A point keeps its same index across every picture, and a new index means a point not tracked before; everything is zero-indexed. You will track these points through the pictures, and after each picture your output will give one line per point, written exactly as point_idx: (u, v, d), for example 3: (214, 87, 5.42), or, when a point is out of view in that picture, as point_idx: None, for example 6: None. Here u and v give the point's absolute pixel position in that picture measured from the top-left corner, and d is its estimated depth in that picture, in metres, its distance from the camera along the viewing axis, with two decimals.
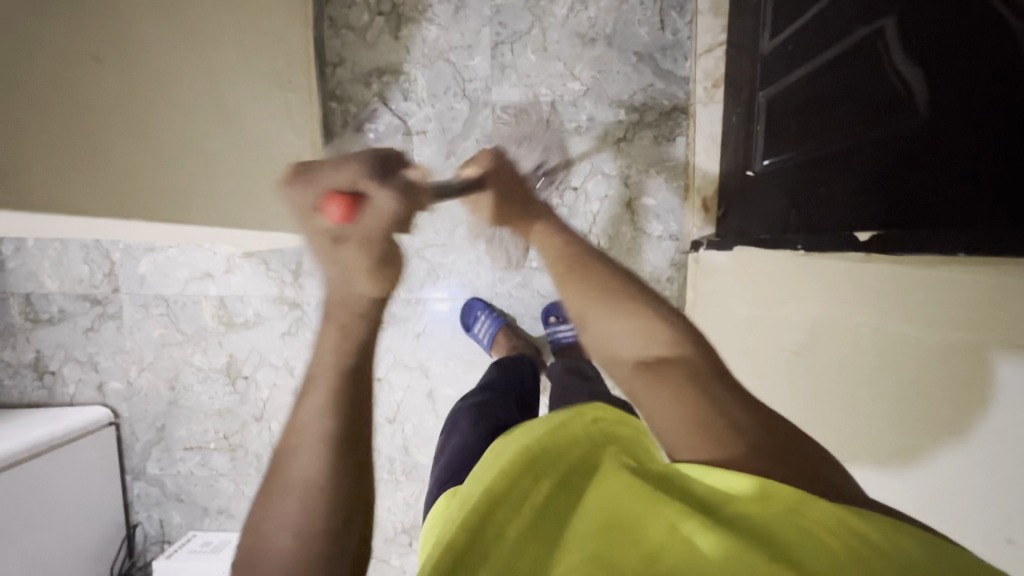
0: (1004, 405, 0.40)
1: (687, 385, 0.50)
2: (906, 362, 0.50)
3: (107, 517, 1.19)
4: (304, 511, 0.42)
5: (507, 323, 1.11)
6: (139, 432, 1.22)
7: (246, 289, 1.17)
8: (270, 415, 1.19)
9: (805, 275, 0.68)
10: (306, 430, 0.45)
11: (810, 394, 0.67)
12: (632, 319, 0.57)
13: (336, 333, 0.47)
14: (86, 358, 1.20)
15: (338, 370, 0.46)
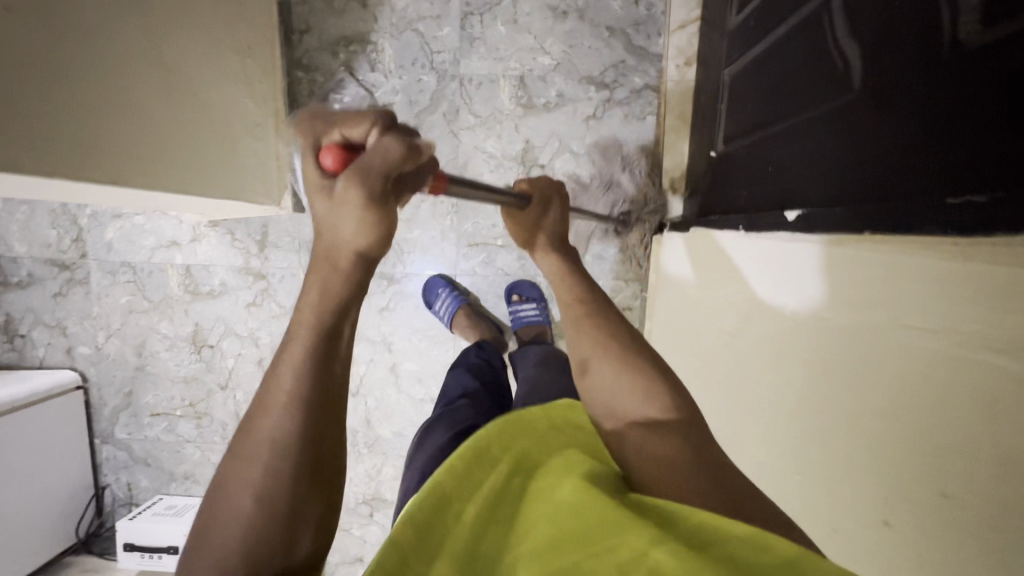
0: (889, 384, 0.40)
1: (685, 450, 0.43)
2: (813, 342, 0.50)
3: (74, 479, 1.21)
4: (269, 477, 0.37)
5: (468, 301, 1.10)
6: (107, 397, 1.23)
7: (212, 259, 1.17)
8: (235, 384, 1.20)
9: (742, 255, 0.69)
10: (279, 389, 0.38)
11: (738, 377, 0.67)
12: (647, 377, 0.48)
13: (315, 285, 0.39)
14: (55, 322, 1.22)
15: (318, 329, 0.39)
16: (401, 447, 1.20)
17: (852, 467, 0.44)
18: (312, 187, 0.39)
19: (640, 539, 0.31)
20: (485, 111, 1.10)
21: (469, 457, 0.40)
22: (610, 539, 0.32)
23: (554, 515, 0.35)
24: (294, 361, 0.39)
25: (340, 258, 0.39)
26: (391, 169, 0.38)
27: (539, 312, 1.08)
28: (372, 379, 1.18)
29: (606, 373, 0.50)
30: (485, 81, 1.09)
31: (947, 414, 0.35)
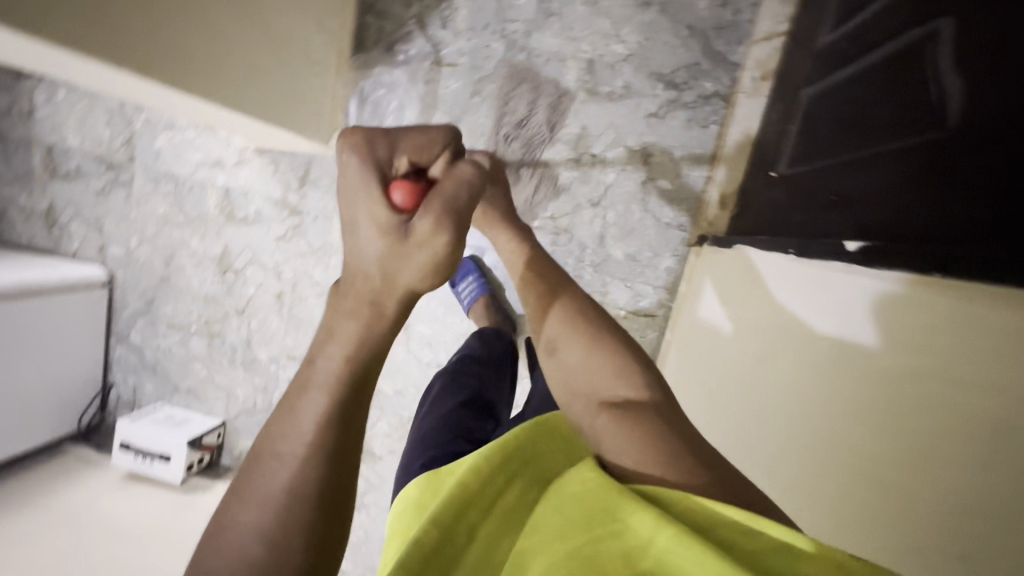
0: (934, 425, 0.43)
1: (653, 423, 0.54)
2: (857, 377, 0.53)
3: (84, 371, 1.25)
4: (279, 526, 0.35)
5: (490, 291, 1.11)
6: (129, 300, 1.26)
7: (252, 186, 1.18)
8: (252, 312, 1.22)
9: (785, 278, 0.70)
10: (296, 435, 0.37)
11: (765, 407, 0.69)
12: (610, 359, 0.62)
13: (354, 324, 0.37)
14: (93, 219, 1.24)
15: (348, 371, 0.37)
16: (399, 406, 1.20)
17: (880, 508, 0.47)
18: (376, 214, 0.38)
19: (648, 521, 0.38)
20: (547, 90, 1.08)
21: (494, 463, 0.46)
22: (620, 523, 0.39)
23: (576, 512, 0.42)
24: (316, 408, 0.37)
25: (390, 291, 0.38)
26: (471, 200, 0.40)
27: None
28: None
29: (576, 353, 0.64)
30: (552, 60, 1.07)
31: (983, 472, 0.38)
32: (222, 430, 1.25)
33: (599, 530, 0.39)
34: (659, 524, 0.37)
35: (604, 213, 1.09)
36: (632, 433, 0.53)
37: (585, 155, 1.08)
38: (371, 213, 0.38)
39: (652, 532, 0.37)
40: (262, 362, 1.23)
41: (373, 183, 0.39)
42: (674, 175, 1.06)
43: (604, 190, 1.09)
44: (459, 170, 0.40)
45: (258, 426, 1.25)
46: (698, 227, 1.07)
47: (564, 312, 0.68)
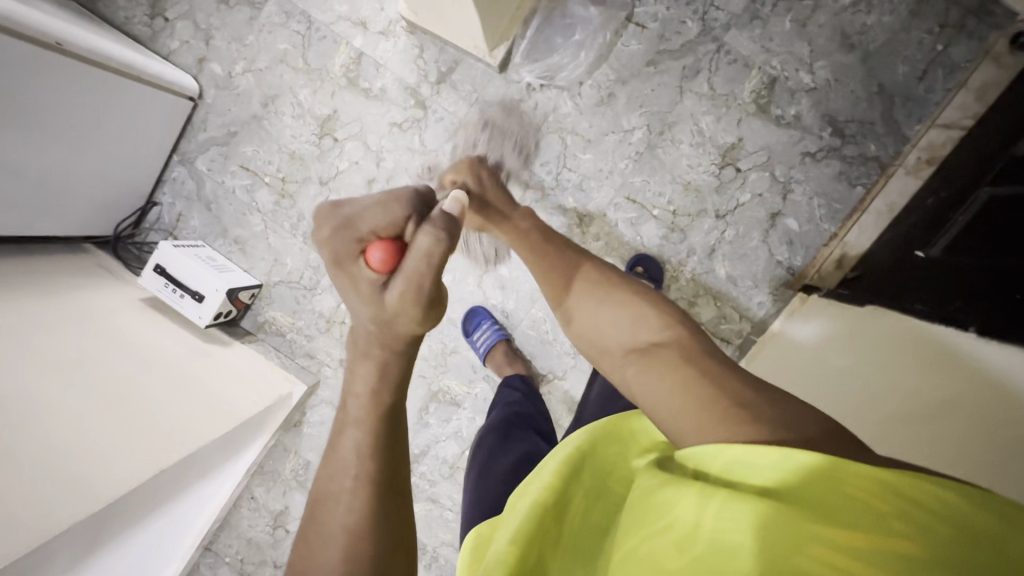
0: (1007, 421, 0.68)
1: (676, 360, 0.56)
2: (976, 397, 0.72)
3: (136, 179, 1.15)
4: (353, 546, 0.45)
5: (507, 339, 1.12)
6: (210, 125, 1.17)
7: (388, 61, 1.10)
8: (335, 187, 1.15)
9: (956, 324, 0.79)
10: (344, 469, 0.47)
11: (899, 387, 0.76)
12: (620, 308, 0.66)
13: (371, 369, 0.47)
14: (204, 27, 1.14)
15: (378, 410, 0.48)
16: (448, 336, 1.17)
17: None
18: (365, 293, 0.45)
19: (692, 500, 0.36)
20: (721, 89, 1.05)
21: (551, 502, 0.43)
22: (668, 512, 0.36)
23: (634, 509, 0.40)
24: (357, 446, 0.48)
25: (395, 343, 0.46)
26: (439, 265, 0.44)
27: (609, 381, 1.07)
28: (461, 260, 1.15)
29: (591, 308, 0.68)
30: (739, 62, 1.04)
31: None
32: (257, 292, 1.18)
33: (653, 524, 0.37)
34: (702, 501, 0.35)
35: (724, 228, 1.08)
36: (656, 373, 0.55)
37: (730, 166, 1.06)
38: (356, 296, 0.45)
39: (698, 512, 0.35)
40: None
41: (354, 269, 0.45)
42: (804, 218, 1.06)
43: (734, 207, 1.07)
44: (419, 240, 0.44)
45: (296, 301, 1.19)
46: (804, 276, 1.07)
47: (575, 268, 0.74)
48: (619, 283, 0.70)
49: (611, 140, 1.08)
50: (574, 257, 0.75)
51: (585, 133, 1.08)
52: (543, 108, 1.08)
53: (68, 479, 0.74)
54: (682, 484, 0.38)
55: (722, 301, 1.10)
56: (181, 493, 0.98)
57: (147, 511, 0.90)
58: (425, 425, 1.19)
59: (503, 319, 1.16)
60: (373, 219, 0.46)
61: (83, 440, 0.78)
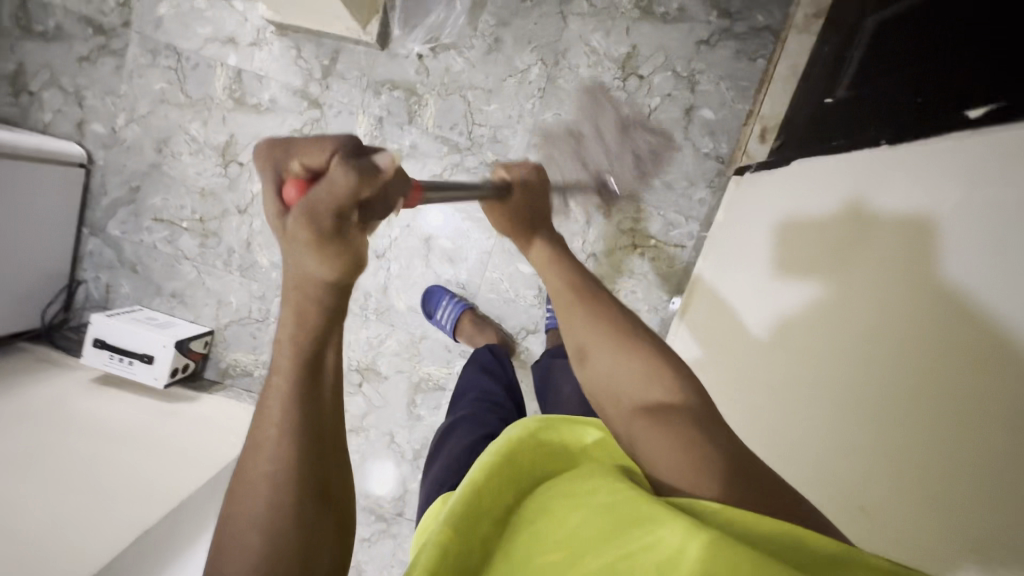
0: (882, 433, 0.54)
1: (687, 429, 0.46)
2: (875, 392, 0.56)
3: (50, 262, 1.09)
4: (274, 502, 0.37)
5: (471, 308, 1.10)
6: (110, 187, 1.12)
7: (269, 71, 1.07)
8: (255, 212, 1.11)
9: (900, 283, 0.58)
10: (268, 418, 0.39)
11: (782, 386, 0.72)
12: (640, 359, 0.53)
13: (290, 309, 0.39)
14: (72, 89, 1.09)
15: (299, 358, 0.40)
16: (414, 324, 1.15)
17: (854, 418, 0.58)
18: (276, 232, 0.37)
19: (684, 525, 0.31)
20: (601, 3, 1.04)
21: (505, 465, 0.43)
22: (654, 531, 0.32)
23: (613, 518, 0.35)
24: (283, 392, 0.40)
25: (313, 290, 0.38)
26: (345, 203, 0.35)
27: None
28: (403, 246, 1.13)
29: (606, 354, 0.55)
30: None
31: (890, 380, 0.55)
32: (209, 339, 1.15)
33: (628, 537, 0.33)
34: (692, 531, 0.30)
35: (646, 137, 1.08)
36: (668, 434, 0.45)
37: (632, 76, 1.06)
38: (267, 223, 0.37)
39: (684, 540, 0.30)
40: (263, 267, 1.13)
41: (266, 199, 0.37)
42: (717, 104, 1.06)
43: (648, 113, 1.07)
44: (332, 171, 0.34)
45: (252, 336, 1.16)
46: (734, 160, 1.08)
47: (573, 304, 0.61)
48: (626, 328, 0.57)
49: (512, 84, 1.07)
50: (601, 304, 0.60)
51: (484, 84, 1.07)
52: (436, 72, 1.06)
53: (64, 543, 0.73)
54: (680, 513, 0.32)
55: (666, 209, 1.10)
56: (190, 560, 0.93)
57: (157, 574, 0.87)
58: (418, 418, 1.17)
59: (461, 291, 1.14)
60: (304, 153, 0.37)
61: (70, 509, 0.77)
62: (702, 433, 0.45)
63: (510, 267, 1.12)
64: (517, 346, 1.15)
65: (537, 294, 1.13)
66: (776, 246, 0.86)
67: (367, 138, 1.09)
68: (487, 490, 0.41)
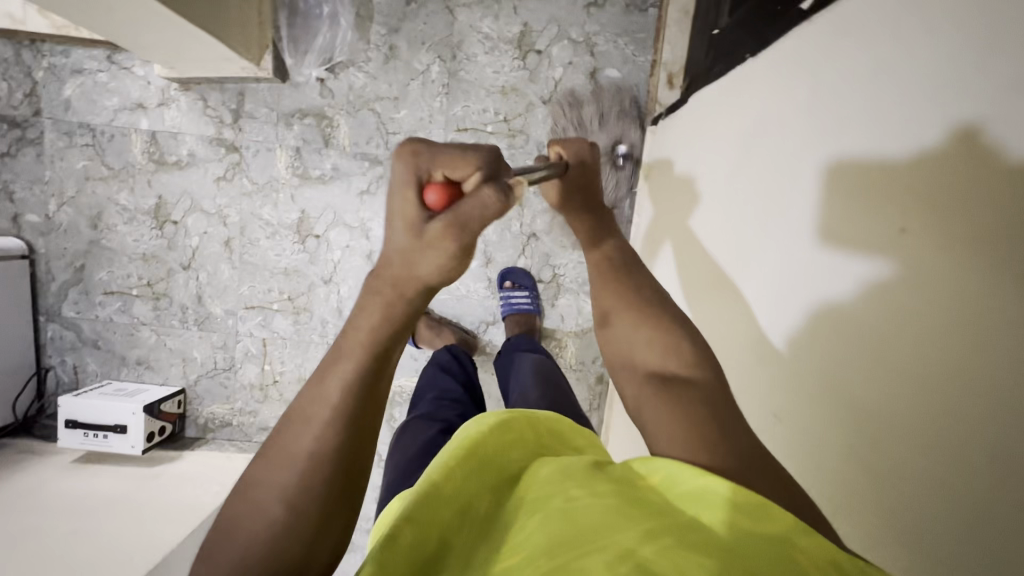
0: (914, 442, 0.40)
1: (697, 402, 0.45)
2: (911, 379, 0.40)
3: (14, 356, 1.11)
4: (303, 482, 0.35)
5: (424, 312, 1.12)
6: (57, 271, 1.14)
7: (182, 127, 1.09)
8: (199, 265, 1.13)
9: (947, 221, 0.38)
10: (322, 401, 0.35)
11: (795, 363, 0.55)
12: (662, 331, 0.51)
13: (373, 311, 0.35)
14: (1, 186, 1.12)
15: (370, 348, 0.36)
16: None
17: (882, 407, 0.43)
18: (401, 235, 0.34)
19: (636, 528, 0.29)
20: None
21: (466, 457, 0.38)
22: (601, 534, 0.29)
23: (566, 521, 0.31)
24: (343, 378, 0.36)
25: (410, 294, 0.35)
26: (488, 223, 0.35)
27: (530, 300, 1.09)
28: (348, 267, 1.13)
29: (630, 323, 0.53)
30: None
31: (953, 423, 0.37)
32: (182, 398, 1.16)
33: (580, 539, 0.29)
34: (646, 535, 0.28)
35: (558, 109, 1.08)
36: (672, 404, 0.45)
37: (531, 52, 1.07)
38: (393, 219, 0.35)
39: (638, 540, 0.28)
40: (218, 317, 1.15)
41: (403, 202, 0.34)
42: (619, 61, 1.07)
43: (554, 85, 1.08)
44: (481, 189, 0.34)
45: (224, 387, 1.17)
46: (649, 112, 1.08)
47: (593, 263, 0.59)
48: (658, 301, 0.53)
49: (415, 86, 1.08)
50: (631, 277, 0.56)
51: (390, 93, 1.08)
52: (340, 92, 1.08)
53: None
54: (632, 515, 0.30)
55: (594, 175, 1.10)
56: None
57: None
58: None
59: None
60: (447, 160, 0.36)
61: None
62: (709, 408, 0.44)
63: None
64: (481, 340, 1.15)
65: (488, 286, 1.13)
66: (745, 141, 0.69)
67: (289, 170, 1.10)
68: (444, 483, 0.36)
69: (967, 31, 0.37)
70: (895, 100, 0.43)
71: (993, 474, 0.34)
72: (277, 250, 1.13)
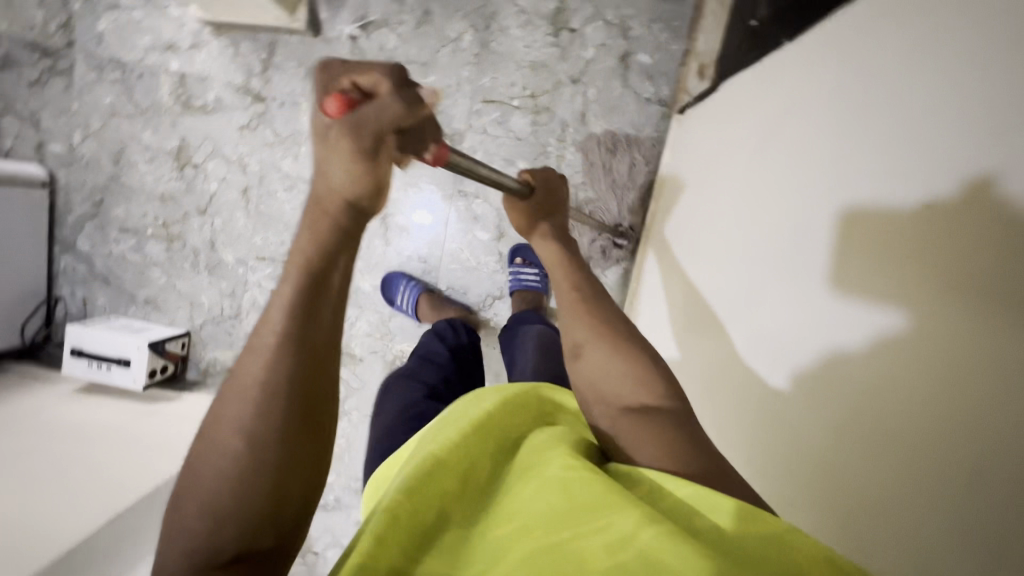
0: (892, 461, 0.39)
1: (674, 432, 0.46)
2: (901, 399, 0.39)
3: (26, 282, 1.13)
4: (259, 415, 0.34)
5: (428, 290, 1.11)
6: (75, 203, 1.16)
7: (210, 72, 1.10)
8: (215, 211, 1.14)
9: (953, 243, 0.36)
10: (267, 328, 0.35)
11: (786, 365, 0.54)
12: (634, 361, 0.53)
13: (306, 227, 0.36)
14: (28, 113, 1.13)
15: (306, 267, 0.35)
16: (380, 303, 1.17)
17: (869, 421, 0.42)
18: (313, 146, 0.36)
19: (632, 515, 0.31)
20: None
21: (471, 430, 0.41)
22: (601, 517, 0.31)
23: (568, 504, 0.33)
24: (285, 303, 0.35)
25: (330, 207, 0.36)
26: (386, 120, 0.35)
27: (539, 279, 1.09)
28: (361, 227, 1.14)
29: (602, 349, 0.56)
30: None
31: (934, 449, 0.36)
32: (187, 340, 1.17)
33: (579, 522, 0.31)
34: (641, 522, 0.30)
35: (585, 90, 1.08)
36: (655, 433, 0.46)
37: (564, 30, 1.06)
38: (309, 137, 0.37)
39: (633, 529, 0.29)
40: (229, 265, 1.16)
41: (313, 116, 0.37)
42: (651, 48, 1.06)
43: (584, 66, 1.07)
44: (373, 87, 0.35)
45: (228, 334, 1.18)
46: (676, 102, 1.07)
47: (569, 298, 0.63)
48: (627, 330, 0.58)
49: (446, 54, 1.08)
50: (603, 307, 0.61)
51: (419, 58, 1.08)
52: (370, 52, 1.08)
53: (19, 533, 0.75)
54: (628, 503, 0.32)
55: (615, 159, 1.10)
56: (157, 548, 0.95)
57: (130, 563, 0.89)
58: None
59: (423, 266, 1.15)
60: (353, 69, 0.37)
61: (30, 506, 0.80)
62: (683, 435, 0.46)
63: (468, 236, 1.13)
64: (486, 314, 1.15)
65: (499, 260, 1.14)
66: (746, 180, 0.70)
67: None
68: (446, 456, 0.37)
69: (979, 52, 0.35)
70: (905, 137, 0.42)
71: (966, 506, 0.33)
72: (293, 204, 1.13)
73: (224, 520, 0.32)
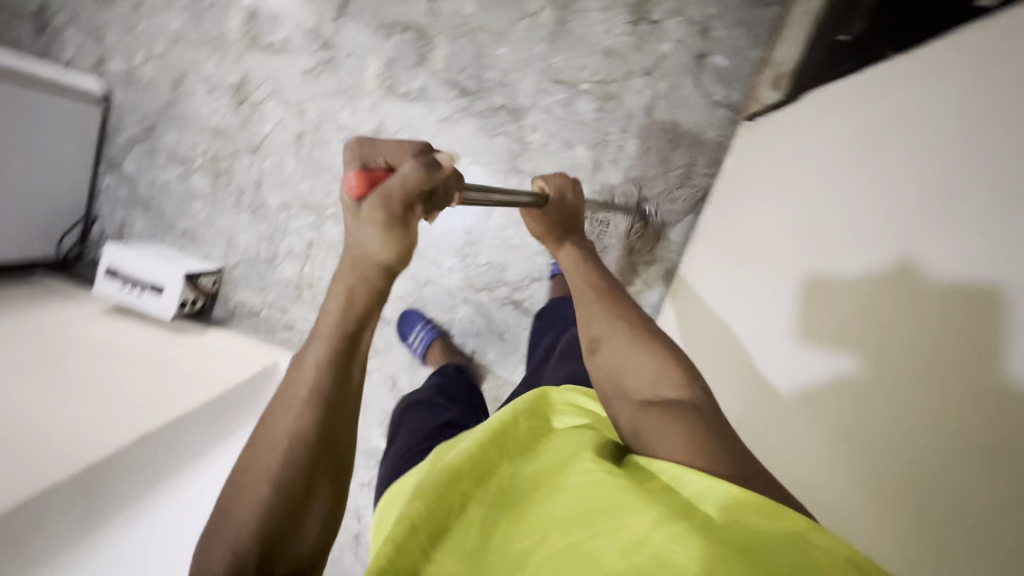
0: (900, 480, 0.44)
1: (695, 421, 0.47)
2: (909, 428, 0.44)
3: (69, 195, 1.13)
4: (286, 461, 0.42)
5: (442, 335, 1.15)
6: (127, 124, 1.15)
7: (282, 12, 1.09)
8: (265, 152, 1.13)
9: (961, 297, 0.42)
10: (301, 382, 0.44)
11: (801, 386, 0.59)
12: (652, 355, 0.55)
13: (341, 291, 0.45)
14: (94, 27, 1.12)
15: (338, 334, 0.45)
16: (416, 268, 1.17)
17: (876, 444, 0.47)
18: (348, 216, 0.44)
19: (650, 516, 0.33)
20: None
21: (488, 441, 0.46)
22: (620, 519, 0.34)
23: (588, 506, 0.36)
24: (318, 360, 0.45)
25: (368, 268, 0.45)
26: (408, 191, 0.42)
27: None
28: None
29: (621, 345, 0.58)
30: None
31: (937, 471, 0.40)
32: (219, 277, 1.17)
33: (599, 521, 0.34)
34: (659, 521, 0.32)
35: (656, 83, 1.07)
36: (674, 424, 0.46)
37: (644, 20, 1.05)
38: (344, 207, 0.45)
39: (650, 528, 0.32)
40: (272, 208, 1.15)
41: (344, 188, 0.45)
42: (729, 51, 1.04)
43: (659, 60, 1.06)
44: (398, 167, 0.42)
45: (260, 277, 1.17)
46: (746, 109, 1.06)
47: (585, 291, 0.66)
48: (649, 328, 0.60)
49: (521, 28, 1.06)
50: (621, 305, 0.63)
51: (495, 28, 1.07)
52: (445, 15, 1.07)
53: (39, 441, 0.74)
54: (646, 501, 0.35)
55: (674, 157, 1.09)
56: (160, 485, 0.90)
57: (148, 488, 0.88)
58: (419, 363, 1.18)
59: (466, 238, 1.14)
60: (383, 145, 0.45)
61: (54, 415, 0.79)
62: (702, 425, 0.46)
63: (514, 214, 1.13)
64: (521, 295, 1.14)
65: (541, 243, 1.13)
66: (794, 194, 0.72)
67: (377, 80, 1.10)
68: (462, 460, 0.43)
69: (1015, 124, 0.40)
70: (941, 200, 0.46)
71: (959, 521, 0.38)
72: None
73: (251, 546, 0.39)
